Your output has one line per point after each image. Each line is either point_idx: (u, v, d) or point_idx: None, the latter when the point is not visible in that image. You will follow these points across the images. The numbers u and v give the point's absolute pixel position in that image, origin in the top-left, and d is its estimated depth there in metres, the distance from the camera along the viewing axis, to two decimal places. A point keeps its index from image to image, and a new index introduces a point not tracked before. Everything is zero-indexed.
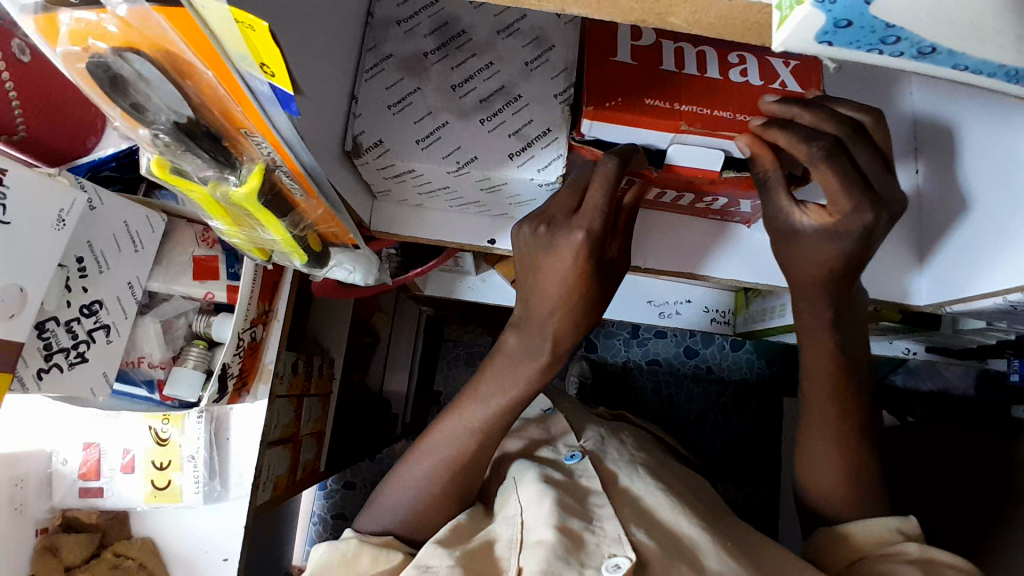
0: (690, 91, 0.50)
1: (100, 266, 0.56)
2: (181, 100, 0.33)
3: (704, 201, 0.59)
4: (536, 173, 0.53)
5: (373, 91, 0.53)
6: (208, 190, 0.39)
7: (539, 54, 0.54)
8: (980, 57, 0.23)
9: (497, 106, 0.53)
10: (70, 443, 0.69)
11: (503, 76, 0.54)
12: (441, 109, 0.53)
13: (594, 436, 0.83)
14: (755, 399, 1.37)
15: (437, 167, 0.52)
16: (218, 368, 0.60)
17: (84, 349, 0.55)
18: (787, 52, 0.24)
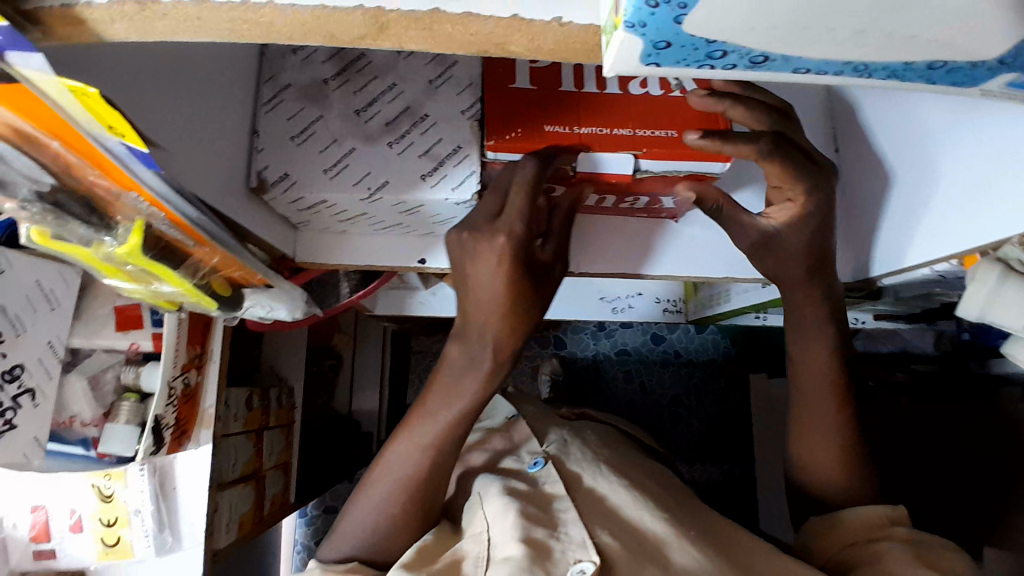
0: (586, 112, 0.51)
1: (16, 329, 0.53)
2: (39, 169, 0.31)
3: (628, 201, 0.59)
4: (450, 191, 0.51)
5: (274, 123, 0.51)
6: (91, 252, 0.37)
7: (442, 71, 0.53)
8: (815, 61, 0.22)
9: (404, 127, 0.52)
10: (18, 507, 0.65)
11: (408, 96, 0.52)
12: (347, 135, 0.52)
13: (557, 440, 0.83)
14: (725, 379, 1.38)
15: (348, 195, 0.51)
16: (152, 421, 0.58)
17: (10, 416, 0.52)
18: (620, 74, 0.23)
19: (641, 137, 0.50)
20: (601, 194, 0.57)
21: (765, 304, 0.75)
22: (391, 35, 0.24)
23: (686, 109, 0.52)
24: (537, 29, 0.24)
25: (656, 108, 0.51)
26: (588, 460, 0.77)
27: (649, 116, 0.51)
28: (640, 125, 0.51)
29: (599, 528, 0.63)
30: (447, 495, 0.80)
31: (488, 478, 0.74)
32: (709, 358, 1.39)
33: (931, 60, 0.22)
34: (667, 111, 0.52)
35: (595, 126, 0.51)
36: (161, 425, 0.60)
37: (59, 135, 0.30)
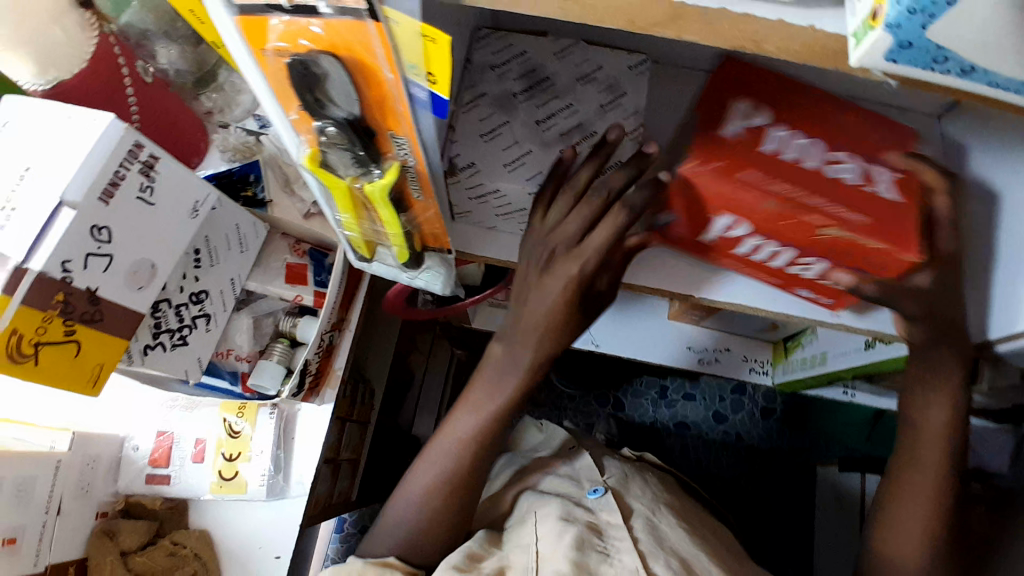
0: (787, 171, 0.47)
1: (212, 260, 0.61)
2: (354, 100, 0.40)
3: (797, 264, 0.51)
4: None
5: (469, 122, 0.61)
6: (348, 184, 0.46)
7: (613, 98, 0.61)
8: (1009, 74, 0.30)
9: (575, 141, 0.60)
10: (145, 429, 0.71)
11: (582, 115, 0.61)
12: (527, 139, 0.60)
13: (617, 473, 0.83)
14: (786, 467, 1.35)
15: (522, 187, 0.59)
16: (301, 364, 0.65)
17: (185, 332, 0.60)
18: (863, 65, 0.32)
19: (832, 211, 0.46)
20: (779, 245, 0.49)
21: (867, 368, 0.76)
22: (677, 26, 0.32)
23: (892, 201, 0.46)
24: (790, 32, 0.32)
25: (859, 190, 0.47)
26: (647, 498, 0.77)
27: (848, 191, 0.47)
28: (837, 197, 0.46)
29: (652, 559, 0.65)
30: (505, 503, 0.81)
31: (540, 496, 0.76)
32: (771, 446, 1.37)
33: None
34: (868, 192, 0.47)
35: (790, 186, 0.46)
36: (306, 372, 0.67)
37: (380, 81, 0.38)
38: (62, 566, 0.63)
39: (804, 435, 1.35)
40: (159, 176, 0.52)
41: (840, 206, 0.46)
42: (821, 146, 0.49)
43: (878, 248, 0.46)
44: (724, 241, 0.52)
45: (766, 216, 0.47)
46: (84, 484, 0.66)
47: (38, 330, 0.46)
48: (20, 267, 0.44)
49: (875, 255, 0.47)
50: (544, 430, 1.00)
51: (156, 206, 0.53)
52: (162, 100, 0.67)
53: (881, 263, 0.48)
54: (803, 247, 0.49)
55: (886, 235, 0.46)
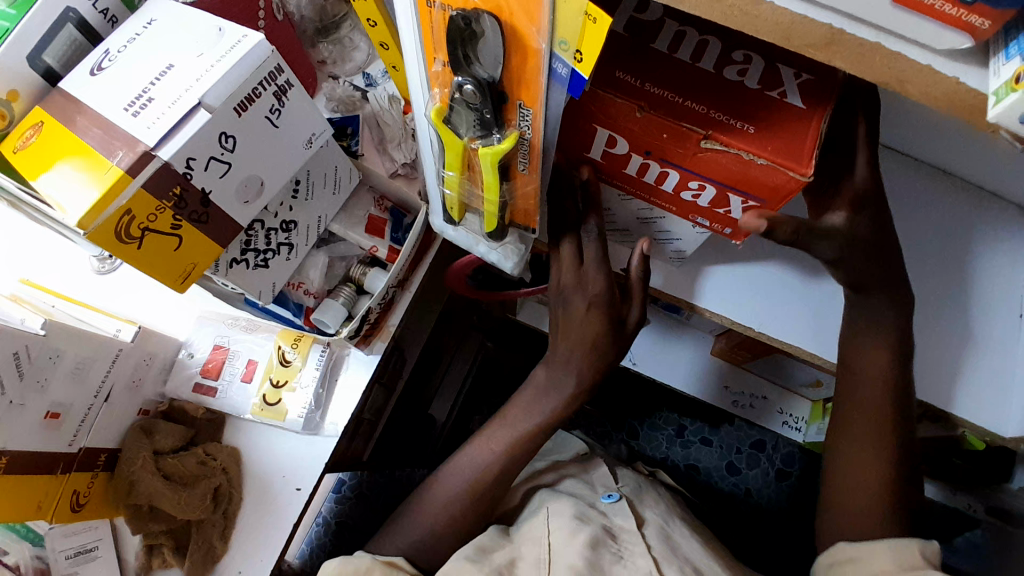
0: (657, 73, 0.48)
1: (307, 194, 0.64)
2: (497, 64, 0.42)
3: (690, 188, 0.53)
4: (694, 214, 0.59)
5: None
6: (465, 143, 0.49)
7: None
8: None
9: None
10: (204, 337, 0.74)
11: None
12: None
13: (632, 483, 0.83)
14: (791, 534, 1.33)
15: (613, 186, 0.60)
16: (363, 311, 0.68)
17: (268, 256, 0.63)
18: (996, 123, 0.33)
19: (711, 119, 0.47)
20: (703, 178, 0.51)
21: None
22: (828, 51, 0.34)
23: (785, 114, 0.47)
24: (935, 79, 0.33)
25: (742, 96, 0.47)
26: (661, 510, 0.78)
27: (738, 105, 0.47)
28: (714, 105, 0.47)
29: (666, 562, 0.67)
30: (516, 499, 0.83)
31: (551, 494, 0.77)
32: (779, 508, 1.34)
33: None
34: (755, 100, 0.47)
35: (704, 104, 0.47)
36: (365, 319, 0.69)
37: (531, 49, 0.40)
38: (95, 452, 0.68)
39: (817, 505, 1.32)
40: (288, 101, 0.56)
41: (715, 115, 0.47)
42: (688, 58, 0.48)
43: (759, 164, 0.47)
44: (611, 159, 0.55)
45: (632, 124, 0.49)
46: (136, 377, 0.69)
47: (149, 216, 0.50)
48: (149, 151, 0.47)
49: (757, 172, 0.47)
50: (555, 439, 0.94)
51: (278, 130, 0.56)
52: (285, 38, 0.70)
53: (781, 184, 0.48)
54: (725, 180, 0.50)
55: (769, 149, 0.46)
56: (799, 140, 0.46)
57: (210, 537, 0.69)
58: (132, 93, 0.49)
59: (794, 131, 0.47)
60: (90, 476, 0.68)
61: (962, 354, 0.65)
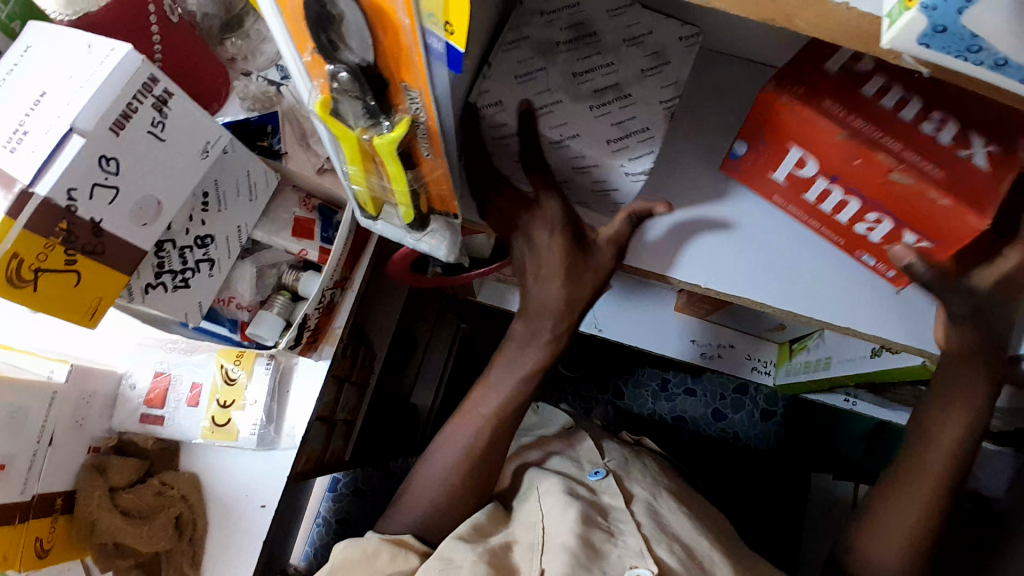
0: (864, 107, 0.48)
1: (220, 205, 0.61)
2: (368, 48, 0.39)
3: (866, 220, 0.55)
4: (627, 161, 0.56)
5: (506, 61, 0.57)
6: (357, 135, 0.45)
7: (657, 64, 0.58)
8: None
9: (608, 99, 0.57)
10: (145, 366, 0.71)
11: (620, 76, 0.57)
12: (559, 88, 0.57)
13: (618, 456, 0.82)
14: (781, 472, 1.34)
15: (541, 135, 0.56)
16: (300, 318, 0.65)
17: (188, 275, 0.60)
18: (895, 48, 0.30)
19: (906, 159, 0.47)
20: (869, 206, 0.52)
21: (871, 375, 0.78)
22: None
23: (976, 170, 0.46)
24: (827, 9, 0.30)
25: (938, 148, 0.47)
26: (648, 483, 0.76)
27: (932, 145, 0.47)
28: (913, 145, 0.47)
29: (657, 543, 0.64)
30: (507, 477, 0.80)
31: (541, 472, 0.74)
32: (767, 447, 1.36)
33: None
34: (953, 154, 0.47)
35: (913, 150, 0.47)
36: (305, 326, 0.66)
37: (398, 27, 0.37)
38: (50, 496, 0.63)
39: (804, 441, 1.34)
40: (170, 111, 0.52)
41: (899, 151, 0.47)
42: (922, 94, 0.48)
43: (943, 205, 0.47)
44: (794, 180, 0.56)
45: (833, 155, 0.50)
46: (78, 417, 0.66)
47: (39, 255, 0.46)
48: (27, 190, 0.44)
49: (938, 213, 0.48)
50: (540, 413, 0.95)
51: (165, 141, 0.52)
52: (185, 43, 0.65)
53: (950, 226, 0.48)
54: (899, 216, 0.51)
55: (952, 193, 0.46)
56: (974, 183, 0.46)
57: (181, 564, 0.67)
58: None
59: (984, 177, 0.46)
60: (50, 521, 0.63)
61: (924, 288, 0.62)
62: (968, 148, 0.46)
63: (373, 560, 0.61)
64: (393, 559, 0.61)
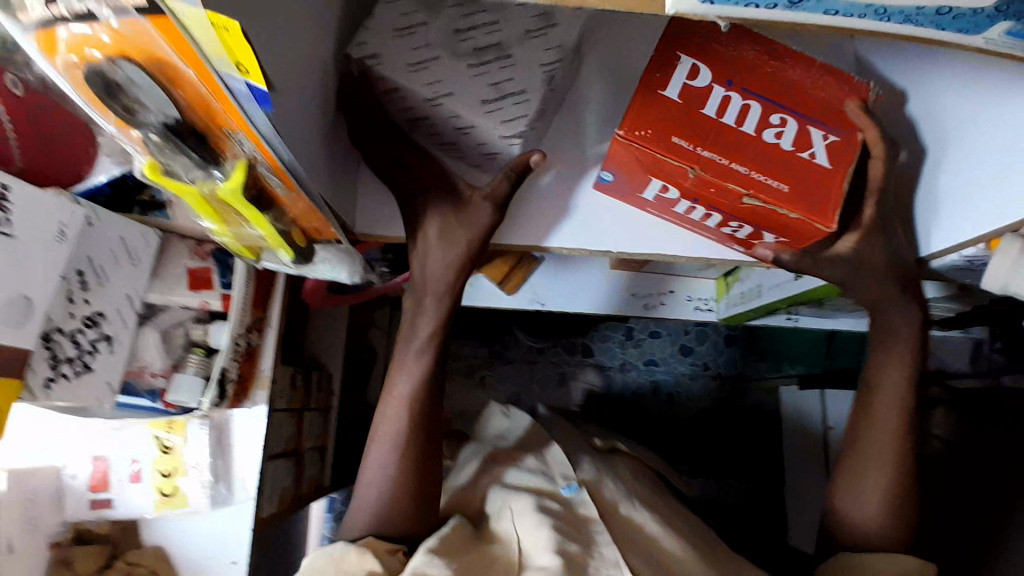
0: (711, 138, 0.53)
1: (100, 278, 0.57)
2: (169, 103, 0.36)
3: (730, 226, 0.61)
4: (500, 124, 0.55)
5: (387, 17, 0.55)
6: (197, 190, 0.43)
7: (542, 26, 0.56)
8: None
9: (488, 57, 0.55)
10: (79, 455, 0.67)
11: (503, 33, 0.56)
12: (440, 45, 0.55)
13: (591, 468, 0.76)
14: (751, 391, 1.41)
15: (416, 91, 0.54)
16: (217, 373, 0.62)
17: (88, 358, 0.56)
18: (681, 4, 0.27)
19: (754, 178, 0.53)
20: (730, 216, 0.58)
21: (798, 297, 0.83)
22: None
23: (813, 174, 0.53)
24: None
25: (779, 159, 0.53)
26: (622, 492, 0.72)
27: (775, 163, 0.53)
28: (759, 168, 0.53)
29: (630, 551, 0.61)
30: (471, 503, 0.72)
31: (512, 490, 0.68)
32: (736, 371, 1.41)
33: None
34: (791, 163, 0.53)
35: (755, 168, 0.53)
36: (225, 379, 0.64)
37: (187, 79, 0.34)
38: None
39: (767, 358, 1.39)
40: (12, 204, 0.47)
41: (748, 172, 0.53)
42: (759, 111, 0.53)
43: (791, 218, 0.54)
44: (661, 199, 0.62)
45: (690, 183, 0.55)
46: (28, 519, 0.63)
47: None
48: None
49: (789, 224, 0.55)
50: (509, 416, 0.94)
51: (16, 240, 0.47)
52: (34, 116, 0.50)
53: (801, 227, 0.55)
54: (754, 222, 0.57)
55: (798, 204, 0.53)
56: (812, 186, 0.53)
57: None
58: None
59: (821, 180, 0.53)
60: None
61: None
62: (809, 153, 0.53)
63: (342, 564, 0.53)
64: (364, 558, 0.53)
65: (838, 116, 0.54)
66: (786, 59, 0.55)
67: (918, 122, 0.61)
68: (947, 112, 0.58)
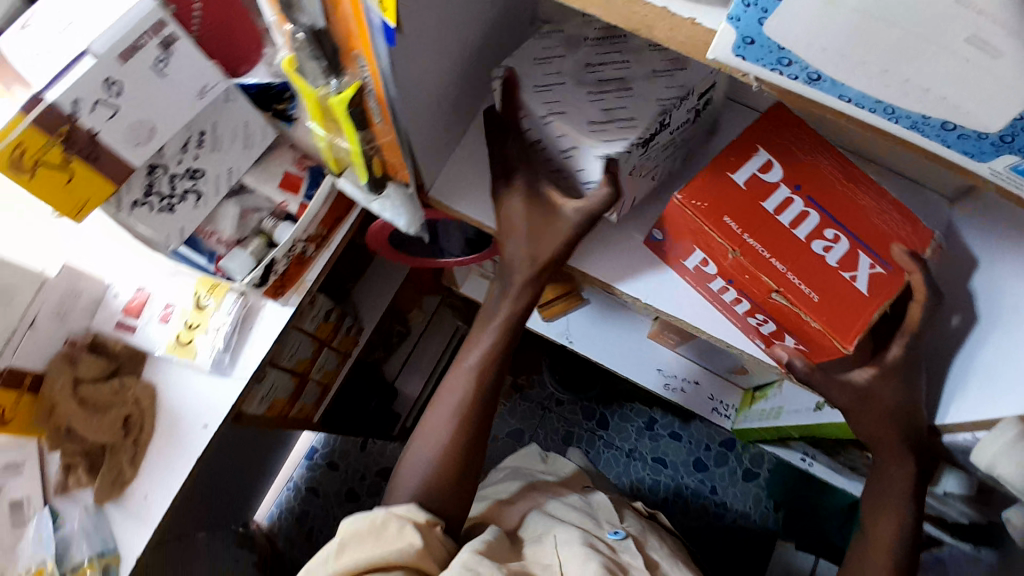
0: (762, 228, 0.58)
1: (214, 145, 0.66)
2: (321, 13, 0.45)
3: (755, 319, 0.64)
4: (602, 143, 0.58)
5: (532, 48, 0.64)
6: (316, 92, 0.50)
7: (670, 68, 0.62)
8: (856, 88, 0.31)
9: (608, 89, 0.61)
10: (128, 280, 0.78)
11: (629, 71, 0.62)
12: (569, 74, 0.63)
13: (636, 523, 0.87)
14: (755, 536, 1.33)
15: (535, 107, 0.61)
16: (267, 260, 0.70)
17: (175, 201, 0.66)
18: (718, 58, 0.34)
19: (788, 278, 0.57)
20: (758, 309, 0.62)
21: (812, 429, 0.82)
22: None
23: (848, 296, 0.56)
24: (678, 22, 0.34)
25: (820, 268, 0.57)
26: (664, 552, 0.82)
27: (815, 271, 0.57)
28: (796, 270, 0.57)
29: None
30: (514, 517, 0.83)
31: (557, 521, 0.78)
32: (745, 507, 1.35)
33: (943, 119, 0.30)
34: (828, 276, 0.57)
35: (793, 269, 0.57)
36: (272, 269, 0.72)
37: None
38: (22, 373, 0.71)
39: (780, 509, 1.33)
40: (175, 53, 0.57)
41: (785, 271, 0.57)
42: (816, 222, 0.58)
43: (814, 326, 0.57)
44: (699, 271, 0.65)
45: (729, 264, 0.60)
46: (62, 309, 0.73)
47: (41, 151, 0.53)
48: (38, 96, 0.51)
49: (811, 332, 0.58)
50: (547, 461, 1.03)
51: (166, 78, 0.58)
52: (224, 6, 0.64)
53: (822, 341, 0.58)
54: (779, 319, 0.61)
55: (823, 315, 0.56)
56: (845, 305, 0.56)
57: (122, 462, 0.74)
58: (37, 43, 0.54)
59: (853, 304, 0.56)
60: (17, 395, 0.72)
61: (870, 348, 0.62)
62: (850, 273, 0.57)
63: (381, 530, 0.61)
64: (402, 532, 0.61)
65: (886, 246, 0.57)
66: (861, 187, 0.60)
67: (977, 295, 0.62)
68: (1011, 298, 0.58)
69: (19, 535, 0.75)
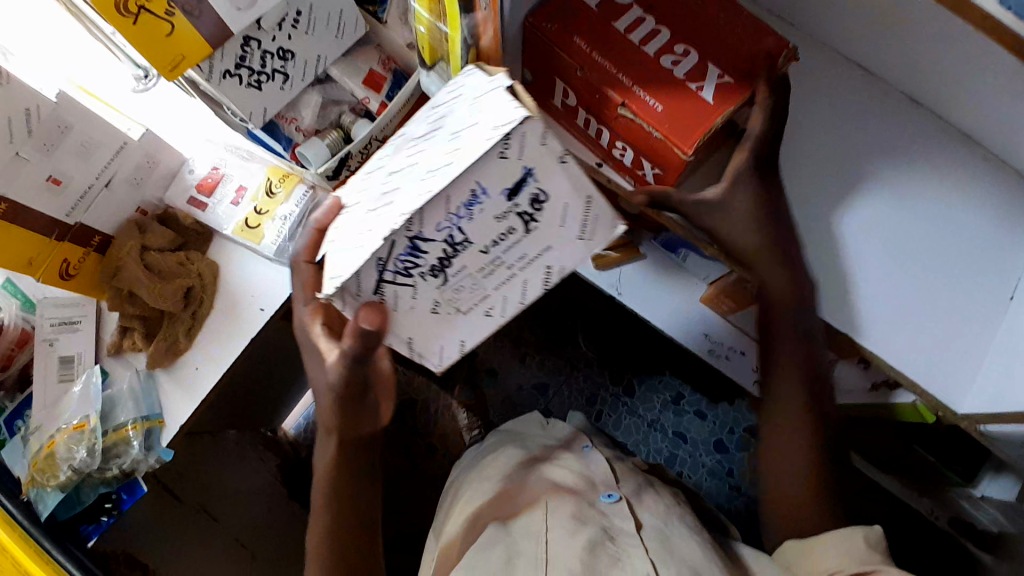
0: (612, 49, 0.56)
1: (308, 28, 0.66)
2: None
3: (615, 146, 0.62)
4: (337, 260, 0.43)
5: (375, 160, 0.51)
6: None
7: (439, 166, 0.39)
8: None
9: (378, 206, 0.43)
10: (205, 158, 0.79)
11: (405, 180, 0.42)
12: (370, 191, 0.47)
13: (633, 484, 0.75)
14: None
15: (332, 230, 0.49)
16: (342, 153, 0.70)
17: (263, 79, 0.66)
18: None
19: (633, 93, 0.55)
20: (626, 142, 0.60)
21: None
22: None
23: (689, 103, 0.54)
24: None
25: (669, 81, 0.55)
26: (661, 512, 0.71)
27: (652, 80, 0.55)
28: (640, 86, 0.55)
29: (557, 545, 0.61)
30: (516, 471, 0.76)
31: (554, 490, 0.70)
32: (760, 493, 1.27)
33: None
34: (658, 80, 0.55)
35: (647, 90, 0.55)
36: (345, 163, 0.71)
37: None
38: (89, 232, 0.74)
39: None
40: None
41: (635, 87, 0.55)
42: (665, 39, 0.56)
43: (656, 137, 0.55)
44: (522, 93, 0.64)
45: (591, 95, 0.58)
46: (138, 177, 0.75)
47: None
48: None
49: (652, 143, 0.56)
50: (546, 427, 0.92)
51: None
52: None
53: (669, 156, 0.56)
54: (639, 149, 0.59)
55: (666, 124, 0.54)
56: (695, 117, 0.54)
57: (177, 332, 0.77)
58: None
59: (694, 111, 0.54)
60: (83, 253, 0.75)
61: (920, 307, 0.65)
62: (695, 84, 0.55)
63: None
64: None
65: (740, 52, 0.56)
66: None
67: None
68: None
69: (66, 390, 0.79)
